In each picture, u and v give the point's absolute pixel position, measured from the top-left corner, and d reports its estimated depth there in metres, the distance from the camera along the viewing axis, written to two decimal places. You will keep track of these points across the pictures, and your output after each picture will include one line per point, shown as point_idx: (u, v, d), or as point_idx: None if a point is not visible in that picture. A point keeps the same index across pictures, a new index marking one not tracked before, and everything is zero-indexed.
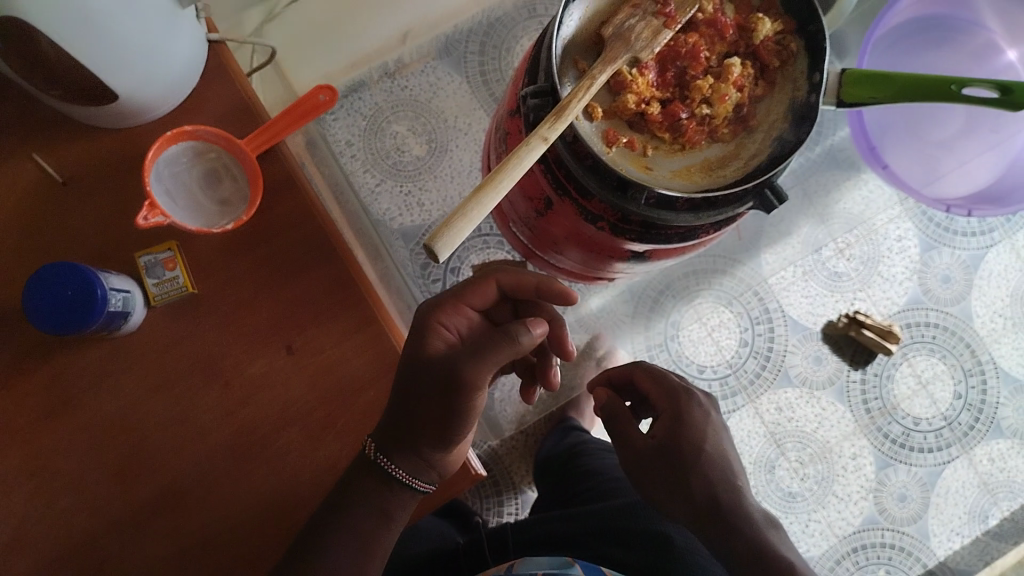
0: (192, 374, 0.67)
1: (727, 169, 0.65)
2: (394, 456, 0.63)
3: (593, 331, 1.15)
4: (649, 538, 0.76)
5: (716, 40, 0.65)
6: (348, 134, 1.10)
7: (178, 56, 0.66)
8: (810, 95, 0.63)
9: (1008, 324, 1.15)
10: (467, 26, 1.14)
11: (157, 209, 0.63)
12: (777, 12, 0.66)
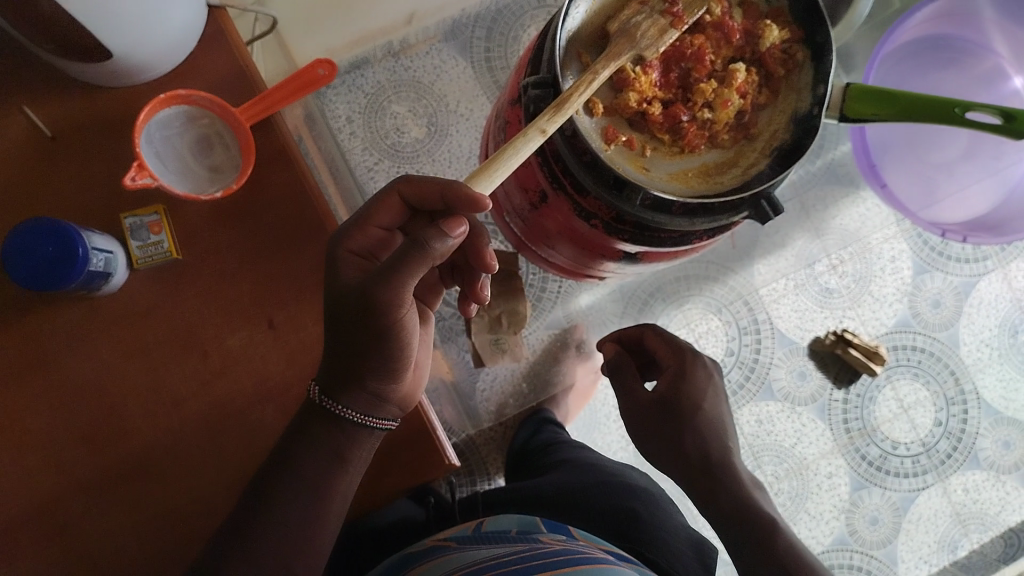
0: (170, 341, 0.66)
1: (726, 175, 0.64)
2: (343, 399, 0.61)
3: (575, 322, 1.15)
4: (620, 510, 0.76)
5: (722, 45, 0.64)
6: (348, 112, 1.09)
7: (177, 17, 0.64)
8: (813, 109, 0.62)
9: (993, 355, 1.15)
10: (476, 11, 1.12)
11: (146, 170, 0.63)
12: (786, 20, 0.65)
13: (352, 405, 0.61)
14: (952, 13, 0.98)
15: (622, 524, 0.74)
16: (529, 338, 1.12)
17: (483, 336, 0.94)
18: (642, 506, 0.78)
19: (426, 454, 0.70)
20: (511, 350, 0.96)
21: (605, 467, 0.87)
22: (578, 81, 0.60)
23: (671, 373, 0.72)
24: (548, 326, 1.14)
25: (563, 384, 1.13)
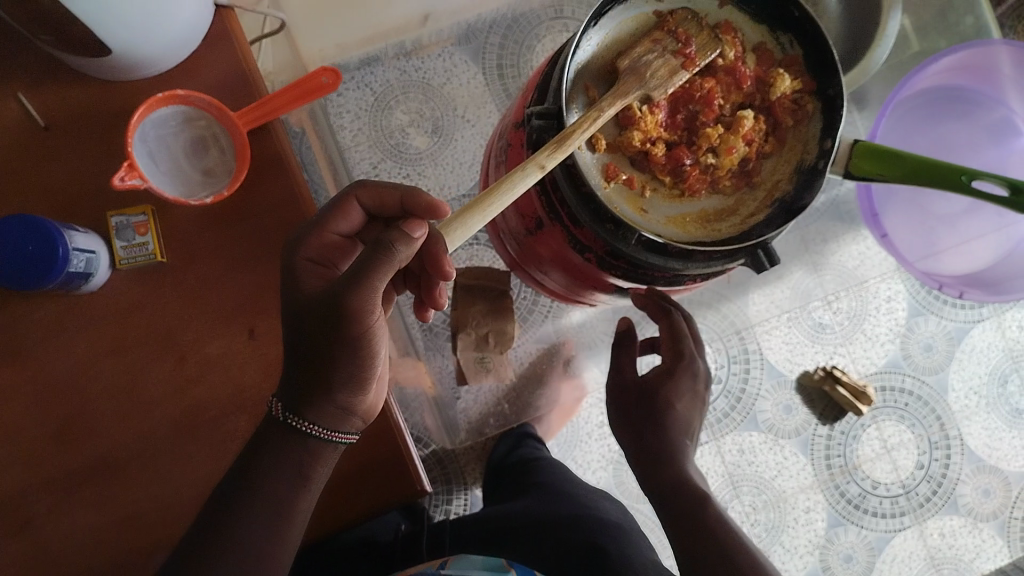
0: (148, 343, 0.65)
1: (723, 222, 0.64)
2: (309, 415, 0.58)
3: (564, 337, 1.13)
4: (584, 543, 0.71)
5: (732, 89, 0.63)
6: (357, 108, 1.07)
7: (181, 16, 0.63)
8: (819, 162, 0.61)
9: (981, 403, 1.14)
10: (491, 17, 1.10)
11: (136, 171, 0.62)
12: (800, 70, 0.63)
13: (318, 420, 0.58)
14: (969, 67, 0.97)
15: (584, 552, 0.70)
16: (517, 350, 1.12)
17: (468, 353, 0.93)
18: (611, 537, 0.73)
19: (397, 470, 0.69)
20: (496, 370, 0.96)
21: (581, 497, 0.83)
22: (581, 117, 0.59)
23: (664, 368, 0.75)
24: (537, 339, 1.12)
25: (547, 400, 1.13)
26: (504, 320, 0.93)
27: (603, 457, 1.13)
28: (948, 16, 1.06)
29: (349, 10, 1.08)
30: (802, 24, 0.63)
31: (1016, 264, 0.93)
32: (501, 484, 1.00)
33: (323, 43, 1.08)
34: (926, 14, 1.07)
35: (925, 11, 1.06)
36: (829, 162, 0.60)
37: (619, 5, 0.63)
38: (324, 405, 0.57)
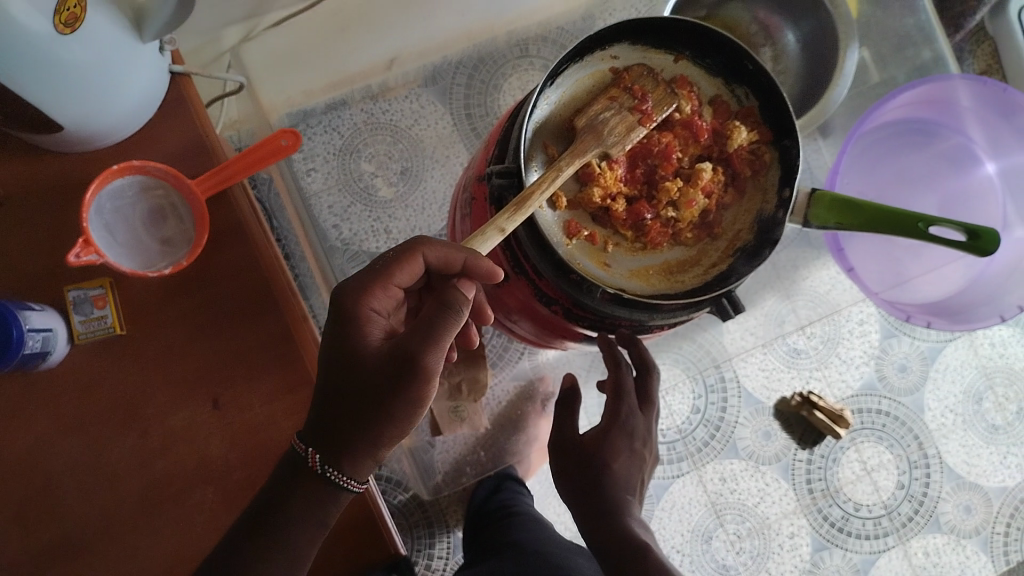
0: (111, 418, 0.64)
1: (686, 274, 0.64)
2: (346, 468, 0.57)
3: (542, 373, 1.12)
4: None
5: (690, 142, 0.64)
6: (324, 153, 1.05)
7: (136, 89, 0.62)
8: (778, 211, 0.62)
9: (957, 421, 1.14)
10: (456, 58, 1.09)
11: (92, 247, 0.61)
12: (755, 121, 0.64)
13: (355, 473, 0.57)
14: (928, 100, 0.99)
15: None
16: (494, 389, 1.11)
17: (442, 403, 0.93)
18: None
19: (370, 528, 0.68)
20: (471, 418, 0.96)
21: (552, 552, 0.87)
22: (541, 176, 0.58)
23: (600, 430, 0.79)
24: (513, 377, 1.11)
25: (526, 438, 1.12)
26: (477, 369, 0.92)
27: None
28: (904, 47, 1.07)
29: (314, 56, 1.06)
30: (757, 77, 0.63)
31: (983, 292, 0.96)
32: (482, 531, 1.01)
33: (287, 89, 1.05)
34: (884, 45, 1.08)
35: (883, 42, 1.07)
36: (786, 212, 0.61)
37: (576, 63, 0.63)
38: (361, 457, 0.56)
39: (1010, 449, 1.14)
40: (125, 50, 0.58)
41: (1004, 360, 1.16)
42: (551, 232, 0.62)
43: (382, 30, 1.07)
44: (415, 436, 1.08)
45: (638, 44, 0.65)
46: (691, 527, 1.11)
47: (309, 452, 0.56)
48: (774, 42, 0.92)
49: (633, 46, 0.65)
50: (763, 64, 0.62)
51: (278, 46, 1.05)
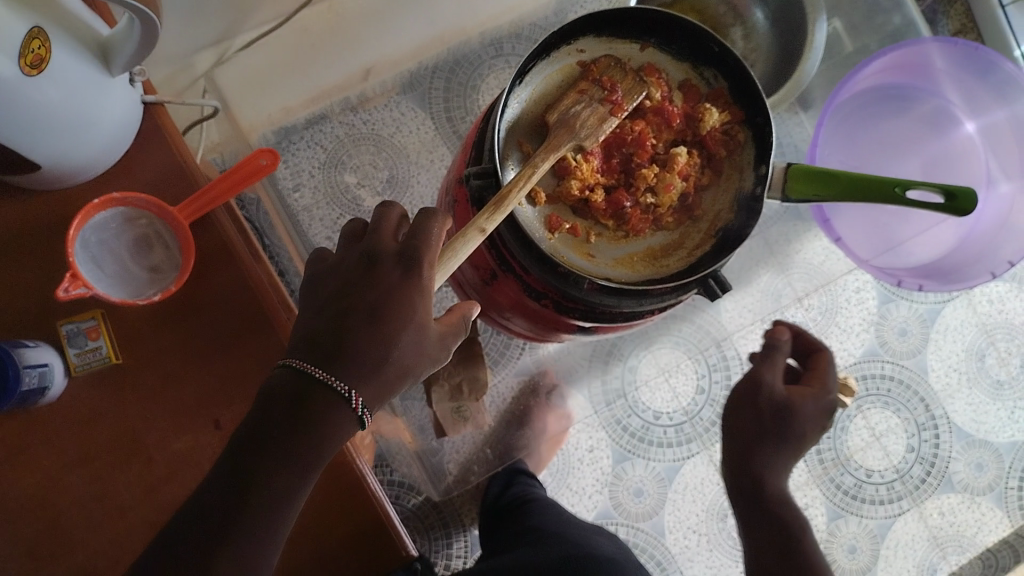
0: (114, 448, 0.64)
1: (672, 257, 0.65)
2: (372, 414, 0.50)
3: (544, 366, 1.14)
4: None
5: (663, 128, 0.65)
6: (311, 166, 1.06)
7: (112, 122, 0.62)
8: (757, 189, 0.63)
9: (962, 378, 1.14)
10: (433, 63, 1.09)
11: (80, 280, 0.61)
12: (727, 102, 0.65)
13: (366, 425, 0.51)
14: (903, 66, 1.01)
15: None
16: (496, 387, 1.13)
17: (444, 405, 0.94)
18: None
19: (380, 538, 0.69)
20: (474, 417, 0.97)
21: (573, 534, 0.88)
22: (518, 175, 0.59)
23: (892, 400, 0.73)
24: (516, 373, 1.13)
25: (536, 431, 1.12)
26: (475, 367, 0.93)
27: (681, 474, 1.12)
28: (873, 15, 1.08)
29: (289, 72, 1.06)
30: (725, 58, 0.64)
31: (973, 249, 0.97)
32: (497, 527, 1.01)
33: (266, 107, 1.05)
34: (854, 14, 1.09)
35: (853, 11, 1.09)
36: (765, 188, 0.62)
37: (543, 60, 0.64)
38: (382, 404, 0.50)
39: (1017, 403, 1.15)
40: (94, 81, 0.59)
41: (1003, 316, 1.16)
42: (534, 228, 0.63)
43: (355, 41, 1.08)
44: (420, 440, 1.10)
45: (603, 36, 0.66)
46: (704, 507, 1.11)
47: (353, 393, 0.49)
48: (743, 22, 0.94)
49: (597, 38, 0.65)
50: (729, 45, 0.63)
51: (252, 67, 1.05)
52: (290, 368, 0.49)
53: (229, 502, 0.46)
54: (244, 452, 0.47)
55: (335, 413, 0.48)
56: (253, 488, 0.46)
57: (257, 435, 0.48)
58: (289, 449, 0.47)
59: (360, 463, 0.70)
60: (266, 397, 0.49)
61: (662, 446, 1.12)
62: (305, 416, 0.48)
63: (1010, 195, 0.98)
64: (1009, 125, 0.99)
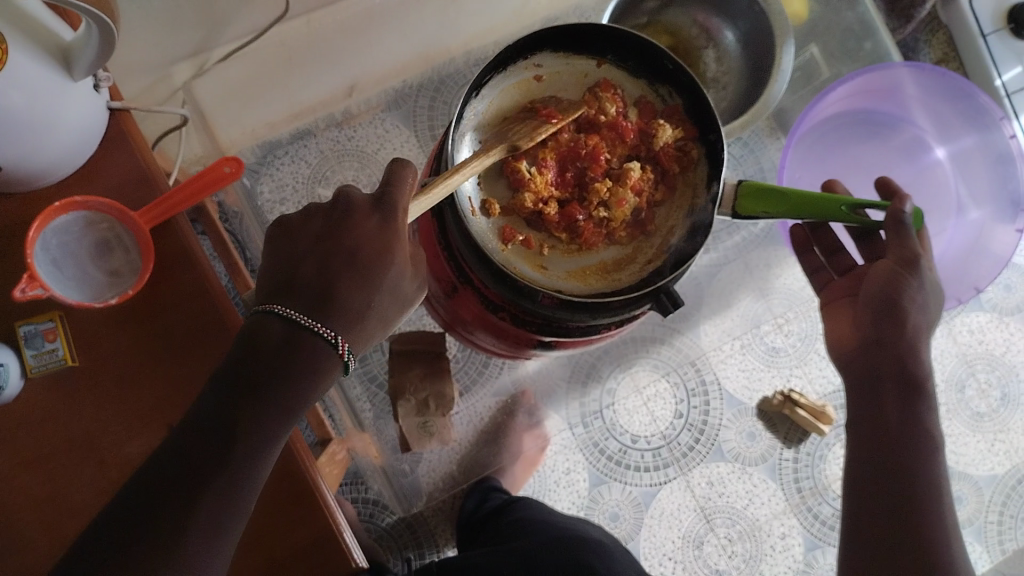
0: (68, 449, 0.65)
1: (623, 272, 0.68)
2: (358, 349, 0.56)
3: (521, 386, 1.13)
4: (571, 561, 0.83)
5: (617, 143, 0.69)
6: (293, 182, 1.07)
7: (75, 126, 0.63)
8: (709, 207, 0.65)
9: (942, 410, 1.14)
10: (417, 81, 1.11)
11: (37, 281, 0.62)
12: (681, 119, 0.69)
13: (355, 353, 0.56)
14: (872, 91, 1.03)
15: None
16: (472, 405, 1.12)
17: (410, 420, 0.95)
18: (591, 554, 0.85)
19: (330, 550, 0.69)
20: (440, 433, 0.97)
21: (558, 521, 0.94)
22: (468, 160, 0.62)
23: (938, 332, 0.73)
24: (493, 393, 1.13)
25: (512, 452, 1.12)
26: (442, 383, 0.96)
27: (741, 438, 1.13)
28: (847, 42, 1.10)
29: (270, 87, 1.07)
30: (677, 74, 0.68)
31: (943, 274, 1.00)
32: (473, 527, 1.04)
33: (246, 122, 1.07)
34: (831, 41, 1.11)
35: (830, 37, 1.10)
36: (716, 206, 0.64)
37: (500, 73, 0.69)
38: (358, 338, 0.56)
39: (996, 435, 1.14)
40: (56, 85, 0.59)
41: (984, 346, 1.16)
42: (487, 239, 0.66)
43: (337, 58, 1.09)
44: (386, 454, 1.08)
45: (559, 52, 0.70)
46: (681, 534, 1.11)
47: (339, 343, 0.54)
48: (716, 44, 0.98)
49: (554, 54, 0.70)
50: (681, 61, 0.66)
51: (231, 80, 1.06)
52: (271, 314, 0.54)
53: (219, 435, 0.51)
54: (232, 391, 0.52)
55: (322, 357, 0.54)
56: (243, 423, 0.52)
57: (244, 376, 0.52)
58: (275, 390, 0.52)
59: (318, 474, 0.70)
60: (249, 343, 0.54)
61: (639, 470, 1.12)
62: (291, 361, 0.53)
63: (979, 222, 1.02)
64: (977, 150, 1.03)
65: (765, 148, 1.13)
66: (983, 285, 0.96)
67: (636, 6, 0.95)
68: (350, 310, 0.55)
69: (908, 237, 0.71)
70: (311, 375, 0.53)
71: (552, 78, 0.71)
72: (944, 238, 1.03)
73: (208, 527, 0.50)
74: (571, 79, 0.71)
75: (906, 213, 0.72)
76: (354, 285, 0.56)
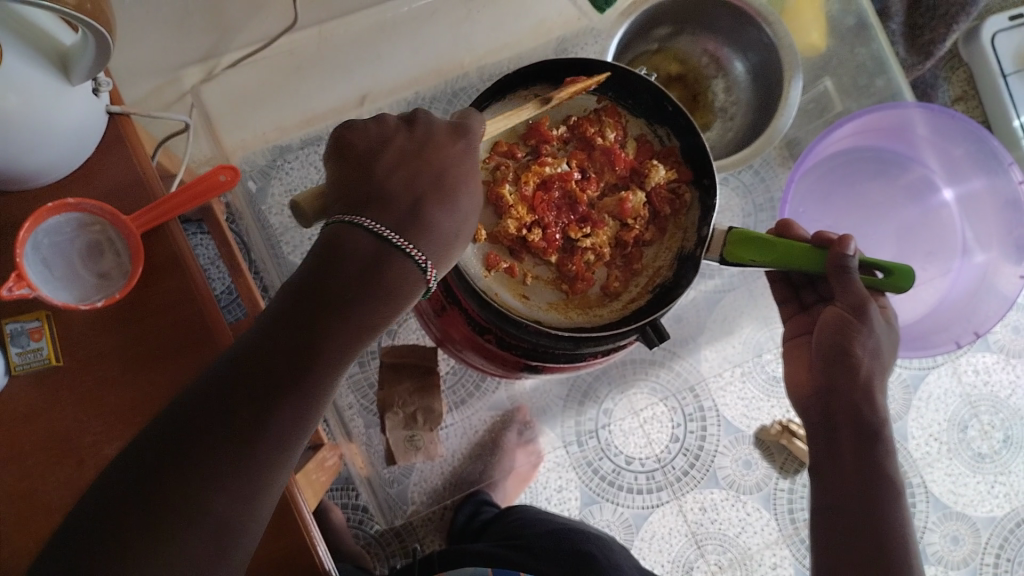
0: (49, 449, 0.65)
1: (605, 308, 0.75)
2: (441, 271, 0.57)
3: (518, 402, 1.13)
4: (571, 546, 0.87)
5: (606, 168, 0.78)
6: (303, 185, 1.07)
7: (72, 130, 0.64)
8: (697, 249, 0.73)
9: (942, 449, 1.12)
10: (430, 94, 1.10)
11: (24, 281, 0.63)
12: (676, 160, 0.76)
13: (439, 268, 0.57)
14: (882, 128, 1.04)
15: (575, 566, 0.84)
16: (468, 418, 1.12)
17: (397, 432, 0.98)
18: (585, 538, 0.90)
19: (303, 561, 0.68)
20: (426, 448, 1.00)
21: (547, 516, 0.98)
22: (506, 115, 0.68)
23: None
24: (490, 407, 1.12)
25: (503, 467, 1.11)
26: (431, 398, 0.99)
27: (738, 469, 1.12)
28: (860, 78, 1.09)
29: (277, 95, 1.08)
30: (676, 117, 0.75)
31: (944, 316, 1.00)
32: (462, 531, 1.05)
33: (249, 128, 1.08)
34: (844, 76, 1.10)
35: (844, 71, 1.09)
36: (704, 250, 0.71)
37: (498, 101, 0.75)
38: (437, 246, 0.55)
39: (997, 477, 1.12)
40: (53, 90, 0.60)
41: (988, 387, 1.13)
42: (471, 264, 0.73)
43: (347, 68, 1.10)
44: (371, 467, 1.09)
45: (559, 84, 0.77)
46: (670, 558, 1.10)
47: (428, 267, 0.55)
48: (726, 74, 1.00)
49: (555, 86, 0.77)
50: (680, 105, 0.74)
51: (240, 87, 1.07)
52: (359, 226, 0.53)
53: (292, 354, 0.51)
54: (303, 302, 0.52)
55: (402, 274, 0.53)
56: (318, 338, 0.51)
57: (321, 291, 0.52)
58: (340, 322, 0.52)
59: (296, 490, 0.70)
60: (333, 254, 0.53)
61: (631, 492, 1.11)
62: (369, 286, 0.52)
63: (984, 264, 1.01)
64: (986, 193, 1.02)
65: (776, 176, 1.13)
66: (983, 330, 0.95)
67: (647, 33, 0.97)
68: (432, 232, 0.55)
69: (853, 282, 0.69)
70: (387, 296, 0.53)
71: (550, 109, 0.78)
72: (948, 280, 1.03)
73: (280, 438, 0.51)
74: (568, 112, 0.78)
75: (850, 255, 0.68)
76: (436, 206, 0.56)
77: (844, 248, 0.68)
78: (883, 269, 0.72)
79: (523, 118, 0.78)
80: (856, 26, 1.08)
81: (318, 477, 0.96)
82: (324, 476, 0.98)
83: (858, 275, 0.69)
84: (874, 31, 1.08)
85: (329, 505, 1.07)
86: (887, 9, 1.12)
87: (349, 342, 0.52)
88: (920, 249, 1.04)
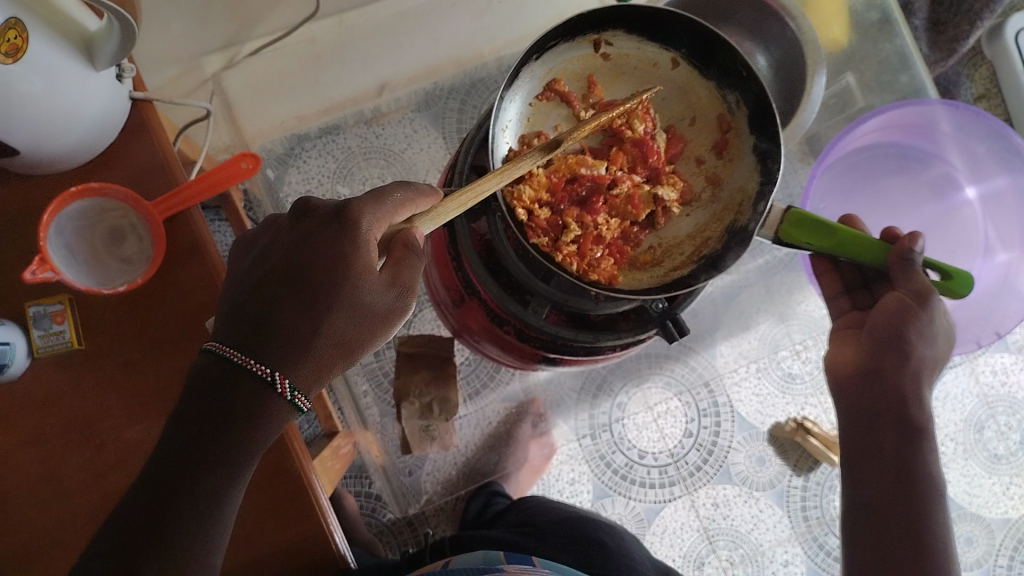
0: (67, 433, 0.65)
1: (647, 273, 0.76)
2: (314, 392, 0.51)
3: (532, 394, 1.13)
4: (587, 537, 0.88)
5: (639, 160, 0.77)
6: (319, 175, 1.07)
7: (95, 114, 0.64)
8: (750, 222, 0.72)
9: (958, 449, 1.11)
10: (449, 85, 1.10)
11: (48, 265, 0.63)
12: (746, 124, 0.75)
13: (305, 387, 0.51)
14: (906, 125, 1.03)
15: (591, 553, 0.85)
16: (482, 409, 1.12)
17: (413, 422, 0.99)
18: (597, 529, 0.90)
19: (319, 546, 0.69)
20: (441, 438, 1.01)
21: (556, 505, 0.98)
22: (497, 170, 0.62)
23: None
24: (504, 399, 1.13)
25: (516, 458, 1.12)
26: (447, 388, 1.00)
27: (755, 466, 1.12)
28: (883, 74, 1.08)
29: (295, 84, 1.08)
30: (748, 82, 0.73)
31: (964, 317, 0.99)
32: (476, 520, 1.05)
33: (266, 117, 1.07)
34: (867, 71, 1.09)
35: (867, 67, 1.08)
36: (758, 225, 0.70)
37: (567, 44, 0.77)
38: (322, 354, 0.51)
39: (1013, 479, 1.11)
40: (76, 74, 0.60)
41: (1006, 388, 1.12)
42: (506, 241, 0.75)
43: (367, 56, 1.09)
44: (386, 455, 1.09)
45: (633, 35, 0.77)
46: (682, 553, 1.10)
47: (279, 377, 0.49)
48: None
49: (628, 36, 0.77)
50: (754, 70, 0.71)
51: (259, 74, 1.07)
52: (210, 353, 0.51)
53: (166, 497, 0.48)
54: (175, 434, 0.49)
55: (263, 397, 0.50)
56: (200, 472, 0.48)
57: (181, 441, 0.49)
58: (205, 446, 0.49)
59: (313, 476, 0.70)
60: (195, 379, 0.51)
61: (644, 486, 1.11)
62: (228, 404, 0.49)
63: (1006, 265, 1.00)
64: (1009, 192, 1.01)
65: (795, 172, 1.12)
66: (1004, 330, 0.94)
67: None
68: (343, 335, 0.52)
69: (916, 275, 0.71)
70: (248, 419, 0.49)
71: (619, 58, 0.78)
72: (969, 280, 1.01)
73: None
74: (638, 63, 0.78)
75: (915, 250, 0.71)
76: (301, 309, 0.51)
77: (915, 236, 0.72)
78: (940, 272, 0.73)
79: (589, 63, 0.78)
80: (880, 21, 1.07)
81: (332, 464, 0.96)
82: (338, 464, 0.99)
83: (920, 270, 0.72)
84: (898, 26, 1.07)
85: (342, 492, 1.07)
86: (910, 5, 1.11)
87: (227, 477, 0.49)
88: (942, 246, 1.03)
